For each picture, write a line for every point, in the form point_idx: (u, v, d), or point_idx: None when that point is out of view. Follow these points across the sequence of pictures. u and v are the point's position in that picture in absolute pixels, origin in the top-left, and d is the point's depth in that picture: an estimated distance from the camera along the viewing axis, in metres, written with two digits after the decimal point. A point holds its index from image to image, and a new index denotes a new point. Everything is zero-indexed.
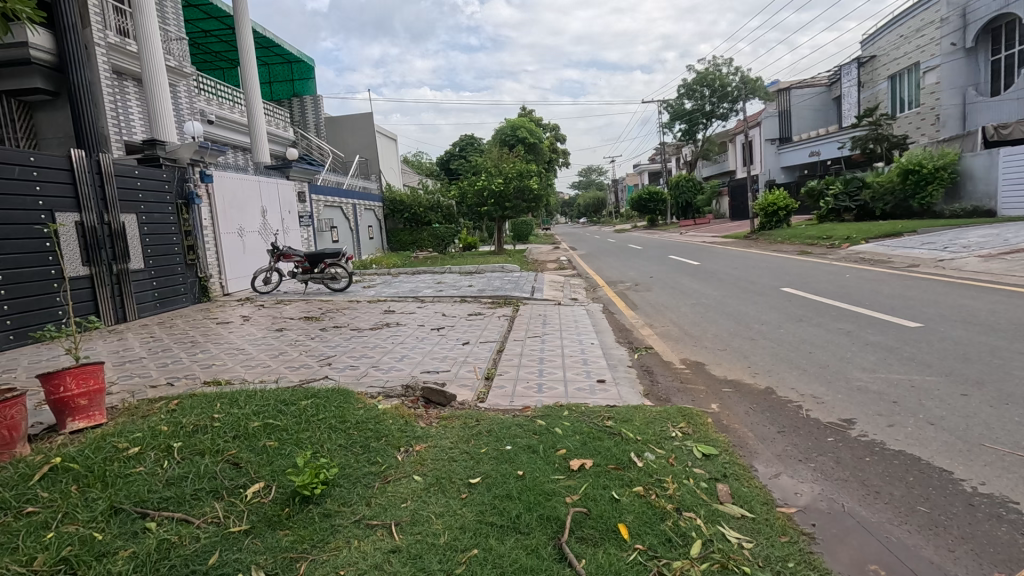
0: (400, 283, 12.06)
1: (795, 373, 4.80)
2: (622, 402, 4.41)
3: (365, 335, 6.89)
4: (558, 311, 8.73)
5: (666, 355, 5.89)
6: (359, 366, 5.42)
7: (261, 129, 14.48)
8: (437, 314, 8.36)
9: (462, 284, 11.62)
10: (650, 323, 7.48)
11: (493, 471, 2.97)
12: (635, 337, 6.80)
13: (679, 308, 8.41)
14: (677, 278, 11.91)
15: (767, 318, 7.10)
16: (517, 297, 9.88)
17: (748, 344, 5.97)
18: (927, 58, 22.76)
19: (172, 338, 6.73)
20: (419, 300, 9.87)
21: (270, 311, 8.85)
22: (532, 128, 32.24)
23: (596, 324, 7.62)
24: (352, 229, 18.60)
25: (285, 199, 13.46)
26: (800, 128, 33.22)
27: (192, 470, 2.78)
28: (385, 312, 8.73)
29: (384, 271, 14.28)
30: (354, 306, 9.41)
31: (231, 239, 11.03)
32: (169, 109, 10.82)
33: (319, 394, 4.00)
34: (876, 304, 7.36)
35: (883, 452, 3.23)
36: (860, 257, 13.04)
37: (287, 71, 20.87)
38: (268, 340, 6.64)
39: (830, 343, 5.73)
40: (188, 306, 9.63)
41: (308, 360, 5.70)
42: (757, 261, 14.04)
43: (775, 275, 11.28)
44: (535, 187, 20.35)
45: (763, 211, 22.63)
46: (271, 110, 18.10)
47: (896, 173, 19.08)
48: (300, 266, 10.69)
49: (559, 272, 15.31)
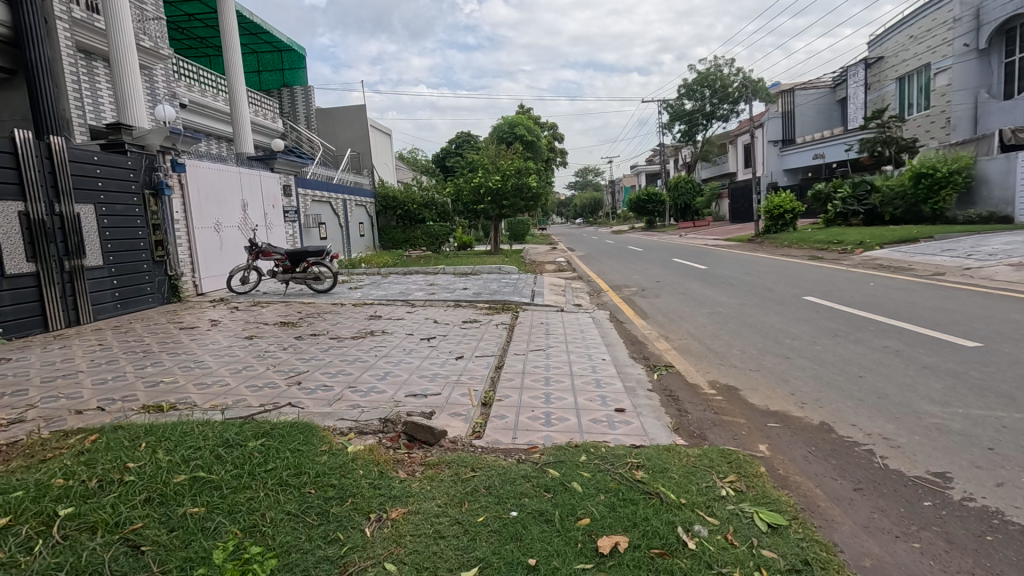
0: (389, 284, 11.22)
1: (852, 405, 4.04)
2: (649, 441, 3.61)
3: (345, 346, 6.07)
4: (560, 319, 7.93)
5: (690, 376, 5.11)
6: (332, 387, 4.61)
7: (243, 116, 13.55)
8: (428, 321, 7.55)
9: (456, 286, 10.80)
10: (666, 335, 6.71)
11: (492, 558, 2.19)
12: (651, 353, 6.01)
13: (696, 318, 7.62)
14: (686, 282, 11.14)
15: (798, 333, 6.33)
16: (516, 302, 9.08)
17: (784, 364, 5.20)
18: (937, 60, 22.11)
19: (122, 346, 5.88)
20: (410, 304, 9.04)
21: (244, 315, 8.00)
22: (530, 126, 31.58)
23: (605, 335, 6.84)
24: (342, 226, 17.74)
25: (269, 193, 12.59)
26: (803, 131, 32.57)
27: (70, 561, 1.99)
28: (370, 317, 7.89)
29: (373, 271, 13.43)
30: (337, 310, 8.56)
31: (206, 234, 10.16)
32: (140, 92, 9.88)
33: (275, 430, 3.17)
34: (917, 318, 6.60)
35: (1006, 528, 2.47)
36: (878, 264, 12.34)
37: (277, 60, 19.98)
38: (232, 350, 5.80)
39: (879, 364, 4.98)
40: (155, 307, 8.77)
41: (274, 377, 4.88)
42: (769, 266, 13.29)
43: (791, 281, 10.55)
44: (534, 185, 19.57)
45: (768, 213, 21.97)
46: (258, 99, 17.21)
47: (908, 177, 18.42)
48: (281, 265, 9.84)
49: (558, 274, 14.53)
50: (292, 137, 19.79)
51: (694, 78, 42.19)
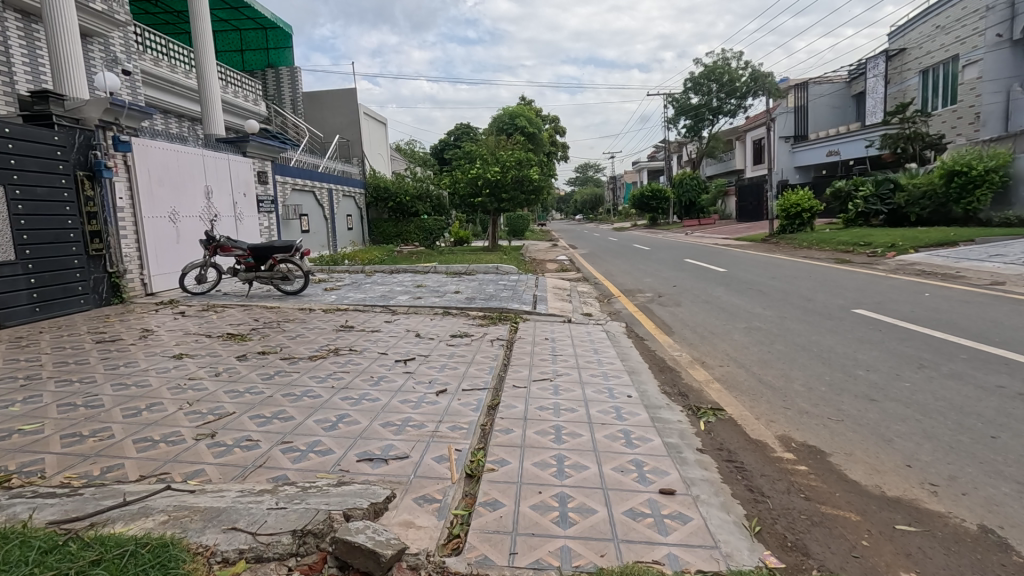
0: (372, 285, 9.90)
1: (1012, 495, 2.74)
2: (726, 560, 2.31)
3: (296, 372, 4.74)
4: (569, 334, 6.61)
5: (751, 429, 3.78)
6: (257, 445, 3.27)
7: (212, 92, 12.11)
8: (409, 336, 6.23)
9: (447, 289, 9.48)
10: (702, 361, 5.40)
11: None
12: (688, 388, 4.68)
13: (733, 337, 6.28)
14: (709, 288, 9.86)
15: (871, 362, 5.02)
16: (515, 310, 7.78)
17: (874, 413, 3.89)
18: (966, 51, 20.77)
19: (5, 369, 4.53)
20: (391, 311, 7.71)
21: (189, 322, 6.66)
22: (531, 118, 30.25)
23: (626, 359, 5.51)
24: (328, 219, 16.38)
25: (239, 179, 11.22)
26: (816, 127, 31.25)
27: None
28: (339, 328, 6.56)
29: (357, 269, 12.07)
30: (304, 317, 7.23)
31: (158, 223, 8.81)
32: (81, 60, 8.38)
33: (103, 566, 1.82)
34: (1015, 344, 5.30)
35: None
36: (921, 270, 11.06)
37: (262, 39, 18.42)
38: (146, 376, 4.46)
39: (1009, 416, 3.67)
40: (88, 310, 7.45)
41: (182, 424, 3.54)
42: (795, 270, 11.98)
43: (830, 288, 9.27)
44: (536, 177, 18.24)
45: (784, 212, 20.65)
46: (237, 78, 15.84)
47: (938, 175, 17.18)
48: (242, 262, 8.44)
49: (561, 275, 13.20)
50: (277, 122, 18.43)
51: (701, 72, 40.79)
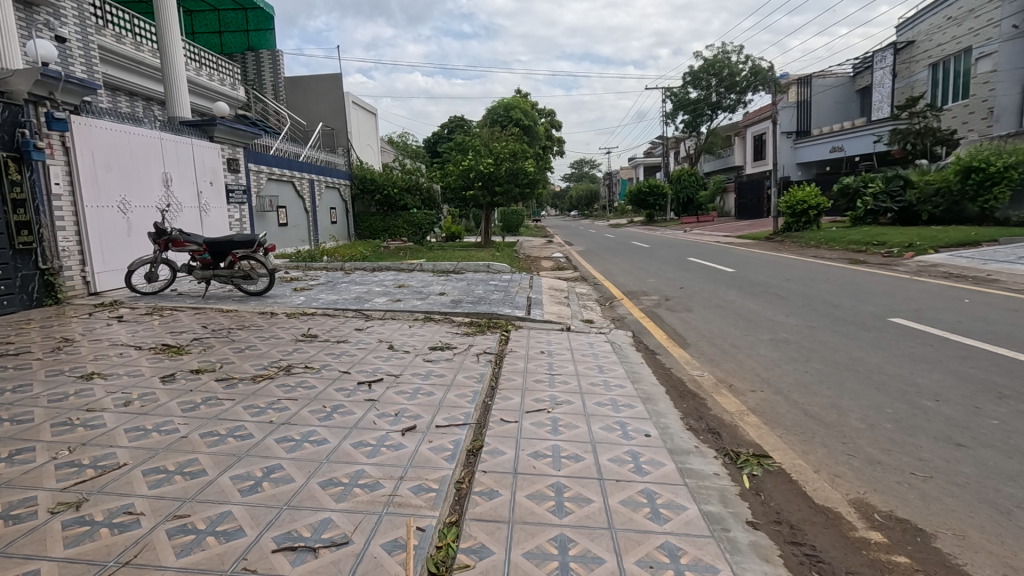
0: (348, 285, 8.92)
1: None
2: None
3: (231, 399, 3.79)
4: (569, 345, 5.69)
5: (812, 487, 2.86)
6: (135, 522, 2.33)
7: (176, 70, 11.06)
8: (380, 349, 5.28)
9: (431, 290, 8.51)
10: (731, 385, 4.49)
11: None
12: (719, 423, 3.76)
13: (760, 353, 5.36)
14: (720, 291, 8.96)
15: (938, 389, 4.12)
16: (507, 315, 6.84)
17: (970, 466, 2.98)
18: (980, 43, 19.90)
19: None
20: (364, 316, 6.74)
21: (123, 328, 5.67)
22: (526, 109, 29.34)
23: (637, 381, 4.58)
24: (308, 211, 15.34)
25: (204, 166, 10.22)
26: (819, 122, 30.44)
27: None
28: (299, 338, 5.58)
29: (336, 266, 11.09)
30: (262, 322, 6.25)
31: (104, 214, 7.81)
32: (12, 25, 7.25)
33: None
34: None
35: None
36: (948, 272, 10.23)
37: (241, 19, 17.46)
38: (30, 409, 3.47)
39: None
40: (12, 313, 6.46)
41: (45, 484, 2.60)
42: (811, 271, 11.09)
43: (856, 292, 8.41)
44: (531, 169, 17.33)
45: (789, 209, 19.78)
46: (211, 59, 14.78)
47: (954, 171, 16.38)
48: (198, 258, 7.46)
49: (558, 274, 12.26)
50: (257, 109, 17.40)
51: (700, 65, 39.83)
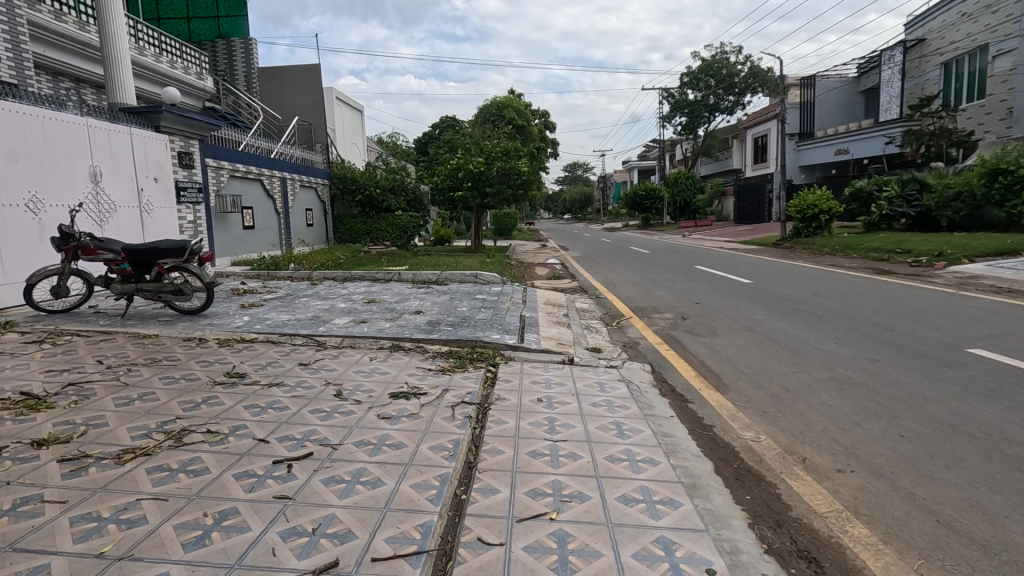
0: (308, 300, 7.56)
1: None
2: None
3: (60, 502, 2.45)
4: (574, 388, 4.37)
5: None
6: None
7: (120, 50, 9.64)
8: (323, 398, 3.92)
9: (406, 307, 7.15)
10: (806, 460, 3.19)
11: None
12: (814, 540, 2.46)
13: (826, 401, 4.08)
14: (745, 309, 7.69)
15: None
16: (494, 342, 5.52)
17: None
18: (998, 40, 18.86)
19: None
20: (315, 345, 5.37)
21: None
22: (520, 109, 28.19)
23: (673, 451, 3.27)
24: (279, 213, 13.96)
25: (147, 159, 8.83)
26: (823, 124, 29.45)
27: None
28: (218, 380, 4.23)
29: (303, 276, 9.75)
30: (180, 354, 4.86)
31: (4, 214, 6.42)
32: None
33: None
34: None
35: None
36: (994, 286, 9.07)
37: (211, 4, 16.21)
38: None
39: None
40: None
41: None
42: (838, 283, 9.91)
43: (905, 311, 7.19)
44: (524, 170, 16.13)
45: (799, 213, 18.62)
46: (174, 45, 13.37)
47: (978, 174, 15.32)
48: (115, 269, 6.10)
49: (554, 284, 10.99)
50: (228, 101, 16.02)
51: (698, 65, 38.74)
